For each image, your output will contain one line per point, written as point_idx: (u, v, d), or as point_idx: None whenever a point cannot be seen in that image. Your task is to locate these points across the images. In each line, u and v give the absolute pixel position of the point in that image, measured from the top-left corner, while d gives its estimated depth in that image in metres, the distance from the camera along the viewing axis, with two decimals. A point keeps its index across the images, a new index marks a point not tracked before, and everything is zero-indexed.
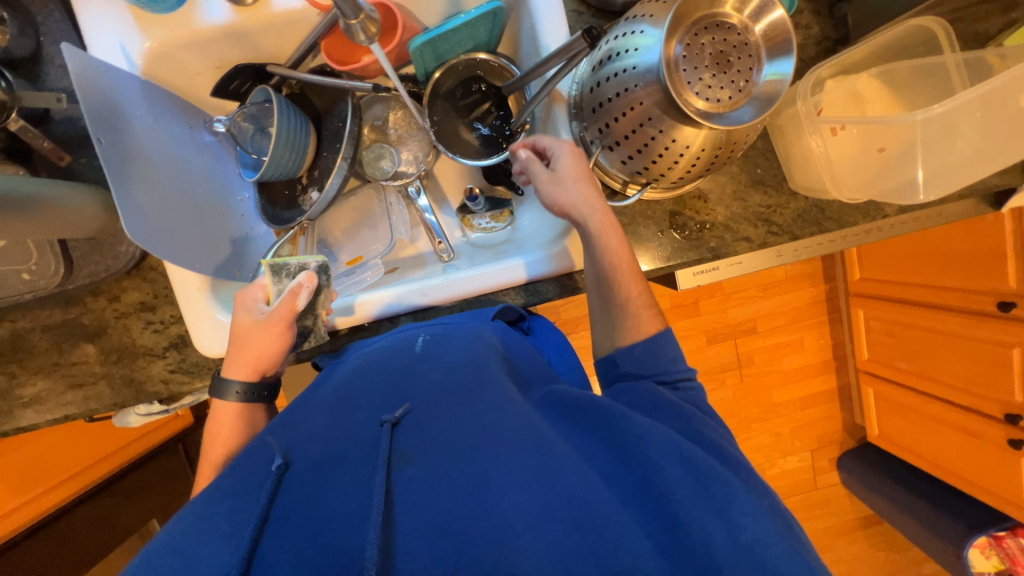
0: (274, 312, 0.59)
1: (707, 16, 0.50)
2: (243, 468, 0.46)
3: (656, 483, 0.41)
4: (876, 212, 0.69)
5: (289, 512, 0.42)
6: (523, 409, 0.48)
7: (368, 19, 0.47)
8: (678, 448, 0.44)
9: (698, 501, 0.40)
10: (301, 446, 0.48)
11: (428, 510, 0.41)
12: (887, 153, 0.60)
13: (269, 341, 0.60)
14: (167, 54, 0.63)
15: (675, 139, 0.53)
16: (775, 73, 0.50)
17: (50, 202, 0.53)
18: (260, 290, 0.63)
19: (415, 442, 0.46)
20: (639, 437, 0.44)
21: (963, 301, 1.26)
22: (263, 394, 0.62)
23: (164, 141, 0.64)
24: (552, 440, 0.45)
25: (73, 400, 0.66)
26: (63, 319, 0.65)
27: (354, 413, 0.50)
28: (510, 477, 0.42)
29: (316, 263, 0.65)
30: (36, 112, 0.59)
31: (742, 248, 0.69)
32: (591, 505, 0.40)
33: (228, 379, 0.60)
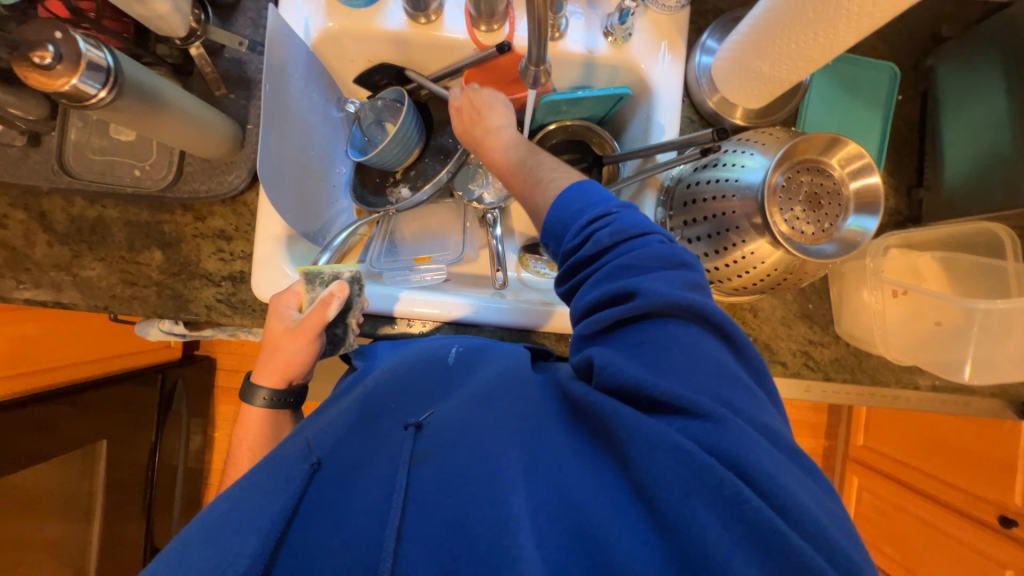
0: (304, 321, 0.59)
1: (811, 160, 0.56)
2: (275, 461, 0.47)
3: (653, 490, 0.35)
4: (908, 381, 0.72)
5: (318, 507, 0.44)
6: (532, 417, 0.46)
7: (541, 70, 0.58)
8: (663, 434, 0.36)
9: (689, 493, 0.34)
10: (334, 447, 0.49)
11: (437, 511, 0.40)
12: (943, 327, 0.65)
13: (297, 349, 0.61)
14: (339, 38, 0.71)
15: (753, 252, 0.57)
16: (858, 225, 0.55)
17: (190, 116, 0.58)
18: (294, 297, 0.63)
19: (433, 443, 0.46)
20: (626, 427, 0.38)
21: (966, 504, 1.22)
22: (288, 401, 0.65)
23: (304, 105, 0.71)
24: (557, 448, 0.42)
25: (120, 295, 0.68)
26: (147, 221, 0.69)
27: (381, 418, 0.52)
28: (512, 480, 0.40)
29: (350, 274, 0.63)
30: (214, 46, 0.67)
31: (776, 370, 0.71)
32: (589, 513, 0.36)
33: (257, 385, 0.63)
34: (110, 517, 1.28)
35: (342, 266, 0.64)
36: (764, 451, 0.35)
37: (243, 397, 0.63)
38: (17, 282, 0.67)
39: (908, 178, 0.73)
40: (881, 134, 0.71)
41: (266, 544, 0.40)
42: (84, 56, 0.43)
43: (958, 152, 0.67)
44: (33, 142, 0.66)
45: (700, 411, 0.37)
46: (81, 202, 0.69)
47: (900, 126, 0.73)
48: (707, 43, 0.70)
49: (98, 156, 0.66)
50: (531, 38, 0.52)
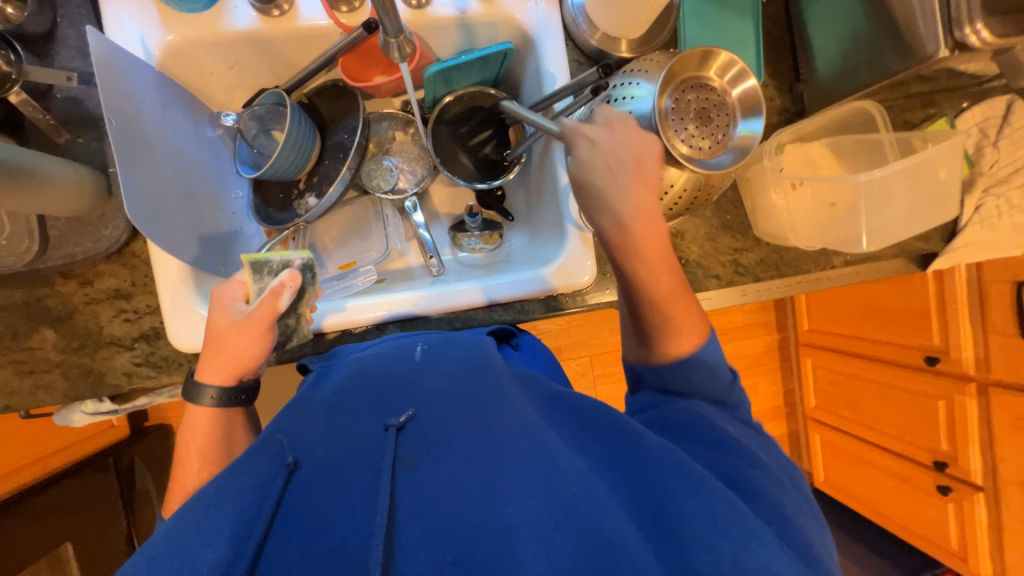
0: (253, 314, 0.57)
1: (692, 77, 0.57)
2: (251, 467, 0.44)
3: (659, 483, 0.41)
4: (825, 263, 0.78)
5: (294, 515, 0.40)
6: (528, 419, 0.48)
7: (403, 39, 0.56)
8: (680, 459, 0.43)
9: (686, 494, 0.41)
10: (312, 447, 0.46)
11: (433, 514, 0.39)
12: (837, 208, 0.70)
13: (247, 344, 0.57)
14: (187, 50, 0.64)
15: (662, 178, 0.59)
16: (748, 130, 0.58)
17: (32, 173, 0.51)
18: (239, 288, 0.60)
19: (419, 445, 0.44)
20: (643, 443, 0.45)
21: (900, 354, 1.38)
22: (240, 399, 0.59)
23: (170, 132, 0.64)
24: (556, 450, 0.44)
25: (21, 389, 0.61)
26: (24, 300, 0.61)
27: (359, 413, 0.49)
28: (515, 480, 0.41)
29: (301, 262, 0.63)
30: (39, 88, 0.58)
31: (712, 284, 0.76)
32: (595, 514, 0.39)
33: (203, 384, 0.57)
34: None
35: (290, 254, 0.64)
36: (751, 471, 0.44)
37: (186, 399, 0.57)
38: None
39: (787, 75, 0.77)
40: (755, 37, 0.74)
41: (243, 548, 0.38)
42: None
43: (823, 42, 0.71)
44: None
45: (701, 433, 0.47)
46: None
47: (771, 26, 0.76)
48: None
49: None
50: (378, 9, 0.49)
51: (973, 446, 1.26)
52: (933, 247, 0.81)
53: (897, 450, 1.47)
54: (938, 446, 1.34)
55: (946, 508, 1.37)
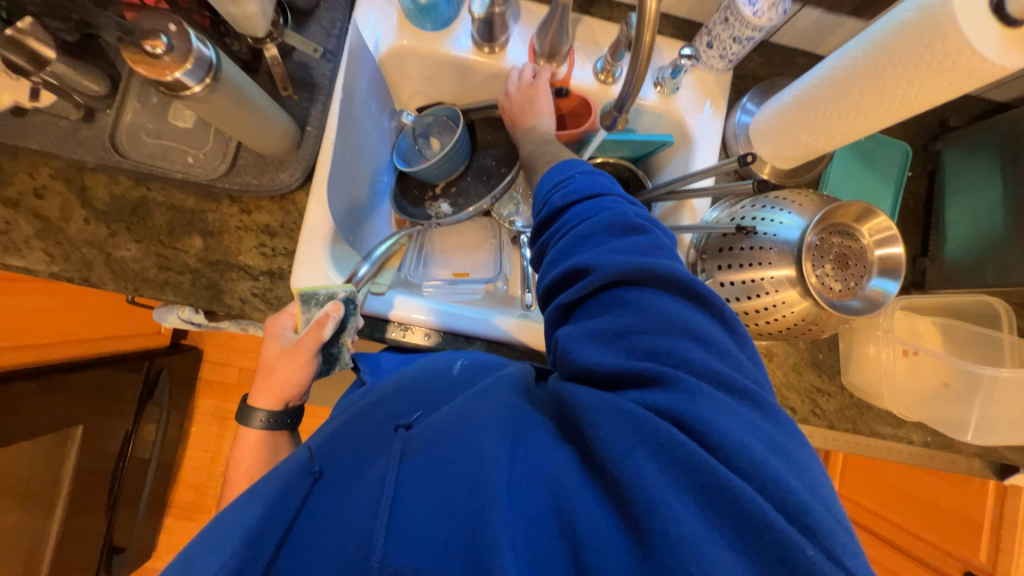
0: (299, 341, 0.60)
1: (843, 224, 0.61)
2: (278, 466, 0.47)
3: (608, 450, 0.38)
4: (904, 437, 0.77)
5: (311, 520, 0.43)
6: (497, 395, 0.47)
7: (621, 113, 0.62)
8: (613, 403, 0.40)
9: (635, 454, 0.37)
10: (332, 454, 0.49)
11: (418, 503, 0.40)
12: (951, 388, 0.71)
13: (294, 369, 0.61)
14: (405, 55, 0.74)
15: (785, 302, 0.61)
16: (881, 286, 0.60)
17: (260, 112, 0.59)
18: (290, 318, 0.64)
19: (421, 439, 0.46)
20: (584, 406, 0.41)
21: (934, 557, 1.28)
22: (285, 421, 0.64)
23: (361, 113, 0.74)
24: (525, 425, 0.44)
25: (152, 280, 0.67)
26: (191, 208, 0.69)
27: (379, 423, 0.52)
28: (483, 454, 0.40)
29: (344, 294, 0.64)
30: (285, 47, 0.68)
31: (785, 414, 0.75)
32: (557, 488, 0.39)
33: (255, 408, 0.62)
34: (72, 510, 1.20)
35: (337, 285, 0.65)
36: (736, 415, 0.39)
37: (239, 418, 0.63)
38: (45, 254, 0.66)
39: (914, 247, 0.79)
40: (892, 205, 0.78)
41: (267, 541, 0.41)
42: (193, 49, 0.44)
43: (959, 230, 0.74)
44: (87, 117, 0.66)
45: (670, 381, 0.40)
46: (126, 181, 0.68)
47: (909, 199, 0.80)
48: (748, 104, 0.75)
49: (153, 139, 0.67)
50: (626, 78, 0.54)
51: None
52: (1018, 460, 0.78)
53: None
54: None
55: None
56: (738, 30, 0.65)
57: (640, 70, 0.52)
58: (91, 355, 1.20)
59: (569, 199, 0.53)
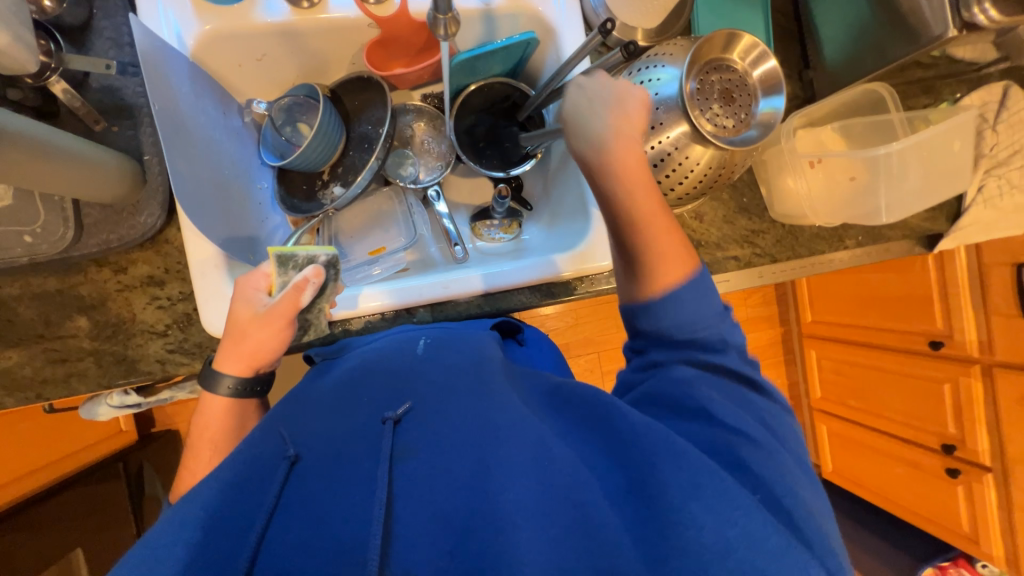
0: (276, 308, 0.56)
1: (715, 59, 0.60)
2: (251, 458, 0.43)
3: (645, 463, 0.41)
4: (839, 244, 0.81)
5: (293, 509, 0.40)
6: (524, 411, 0.47)
7: (451, 18, 0.52)
8: (667, 435, 0.43)
9: (684, 485, 0.40)
10: (312, 438, 0.45)
11: (429, 505, 0.40)
12: (857, 180, 0.75)
13: (269, 337, 0.57)
14: (219, 40, 0.66)
15: (688, 156, 0.61)
16: (770, 107, 0.60)
17: (70, 156, 0.51)
18: (262, 280, 0.59)
19: (417, 438, 0.44)
20: (627, 424, 0.44)
21: (902, 340, 1.41)
22: (254, 389, 0.58)
23: (201, 120, 0.66)
24: (551, 439, 0.45)
25: (52, 378, 0.61)
26: (58, 288, 0.61)
27: (358, 407, 0.48)
28: (510, 476, 0.41)
29: (326, 258, 0.62)
30: (76, 76, 0.59)
31: (730, 265, 0.78)
32: (584, 504, 0.40)
33: (221, 373, 0.56)
34: None
35: (315, 250, 0.62)
36: (775, 464, 0.43)
37: (202, 385, 0.57)
38: None
39: (796, 63, 0.80)
40: (766, 30, 0.77)
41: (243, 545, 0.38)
42: None
43: (831, 30, 0.74)
44: None
45: (705, 416, 0.45)
46: None
47: (779, 18, 0.80)
48: None
49: None
50: None
51: (981, 426, 1.29)
52: (938, 227, 0.84)
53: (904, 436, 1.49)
54: (946, 429, 1.37)
55: (956, 491, 1.40)
56: None
57: None
58: (55, 480, 1.12)
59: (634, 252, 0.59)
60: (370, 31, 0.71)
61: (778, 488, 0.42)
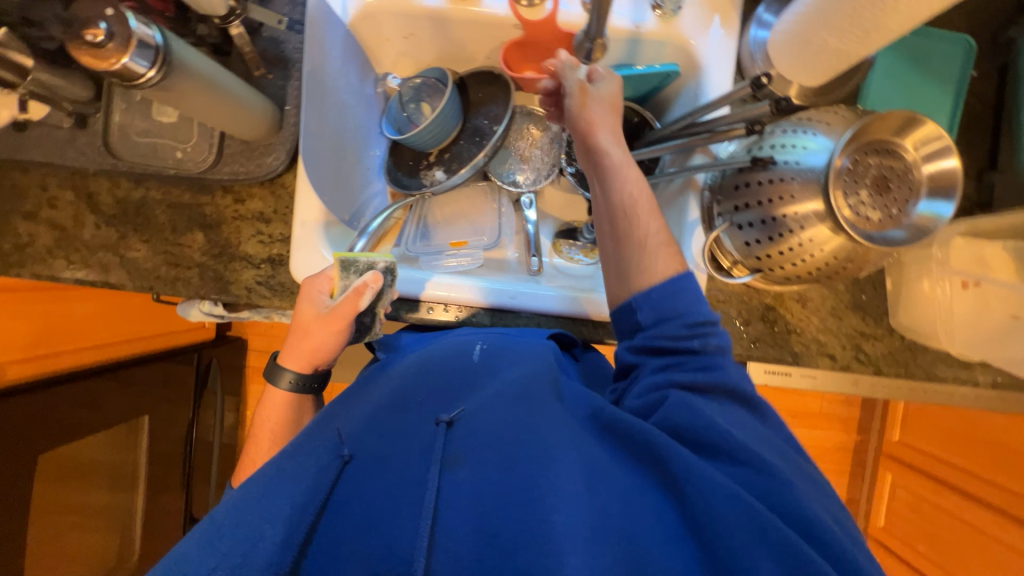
0: (336, 309, 0.59)
1: (882, 140, 0.51)
2: (305, 452, 0.47)
3: (696, 500, 0.41)
4: (966, 378, 0.68)
5: (348, 502, 0.44)
6: (572, 428, 0.48)
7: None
8: (723, 484, 0.41)
9: (744, 536, 0.39)
10: (363, 435, 0.49)
11: (476, 511, 0.42)
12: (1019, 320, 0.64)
13: (325, 337, 0.60)
14: (376, 14, 0.69)
15: (812, 239, 0.55)
16: (931, 210, 0.51)
17: (230, 96, 0.57)
18: (326, 283, 0.62)
19: (466, 445, 0.47)
20: (678, 464, 0.43)
21: (1009, 502, 1.18)
22: (312, 386, 0.64)
23: (341, 84, 0.71)
24: (600, 463, 0.45)
25: (164, 277, 0.70)
26: (189, 203, 0.70)
27: (409, 410, 0.51)
28: (560, 490, 0.42)
29: (384, 264, 0.61)
30: (252, 24, 0.65)
31: (823, 363, 0.69)
32: (635, 535, 0.40)
33: (283, 367, 0.62)
34: (151, 488, 1.33)
35: (376, 255, 0.62)
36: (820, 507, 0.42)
37: (267, 376, 0.63)
38: (66, 261, 0.70)
39: (979, 160, 0.67)
40: (952, 109, 0.66)
41: (291, 541, 0.41)
42: (136, 32, 0.42)
43: None
44: (79, 124, 0.67)
45: (756, 463, 0.43)
46: (127, 183, 0.70)
47: (972, 104, 0.68)
48: (765, 16, 0.65)
49: (141, 137, 0.67)
50: None
51: None
52: None
53: None
54: None
55: None
56: None
57: None
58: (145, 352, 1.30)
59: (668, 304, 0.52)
60: (514, 29, 0.71)
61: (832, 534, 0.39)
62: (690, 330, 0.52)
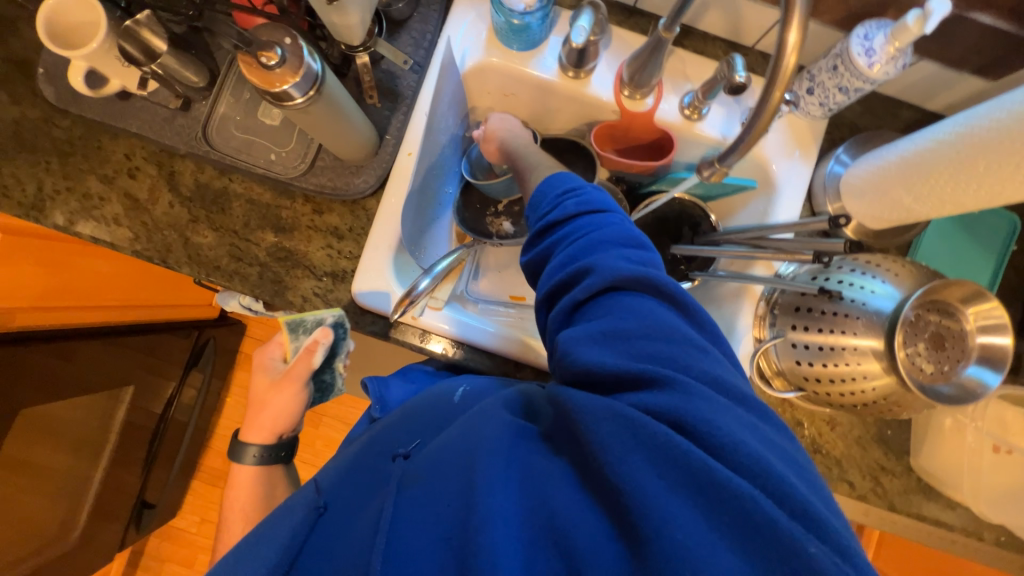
0: (291, 369, 0.66)
1: (943, 302, 0.56)
2: (283, 504, 0.50)
3: (603, 451, 0.37)
4: (974, 532, 0.70)
5: (317, 546, 0.46)
6: (502, 415, 0.44)
7: (719, 169, 0.58)
8: (609, 410, 0.37)
9: (664, 501, 0.34)
10: (336, 488, 0.51)
11: (421, 527, 0.40)
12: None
13: (286, 400, 0.66)
14: (488, 72, 0.73)
15: (866, 377, 0.57)
16: (977, 376, 0.55)
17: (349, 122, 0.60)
18: (277, 349, 0.71)
19: (419, 466, 0.45)
20: (573, 410, 0.39)
21: None
22: (279, 455, 0.68)
23: (440, 125, 0.74)
24: (534, 455, 0.41)
25: (223, 268, 0.70)
26: (267, 202, 0.71)
27: (385, 451, 0.53)
28: (487, 479, 0.38)
29: (332, 318, 0.65)
30: (375, 56, 0.69)
31: (842, 489, 0.71)
32: (562, 524, 0.36)
33: (247, 443, 0.66)
34: (114, 464, 1.25)
35: (325, 310, 0.66)
36: (720, 407, 0.37)
37: (233, 455, 0.66)
38: (130, 233, 0.69)
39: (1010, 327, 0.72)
40: (991, 276, 0.72)
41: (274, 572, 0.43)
42: (305, 65, 0.45)
43: None
44: (183, 106, 0.69)
45: (665, 383, 0.38)
46: (211, 170, 0.71)
47: (1011, 275, 0.73)
48: (843, 155, 0.70)
49: (240, 133, 0.69)
50: (743, 132, 0.50)
51: None
52: None
53: None
54: None
55: None
56: (846, 80, 0.61)
57: (760, 127, 0.48)
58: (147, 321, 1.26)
59: (581, 208, 0.49)
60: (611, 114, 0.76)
61: (767, 468, 0.34)
62: (553, 204, 0.51)
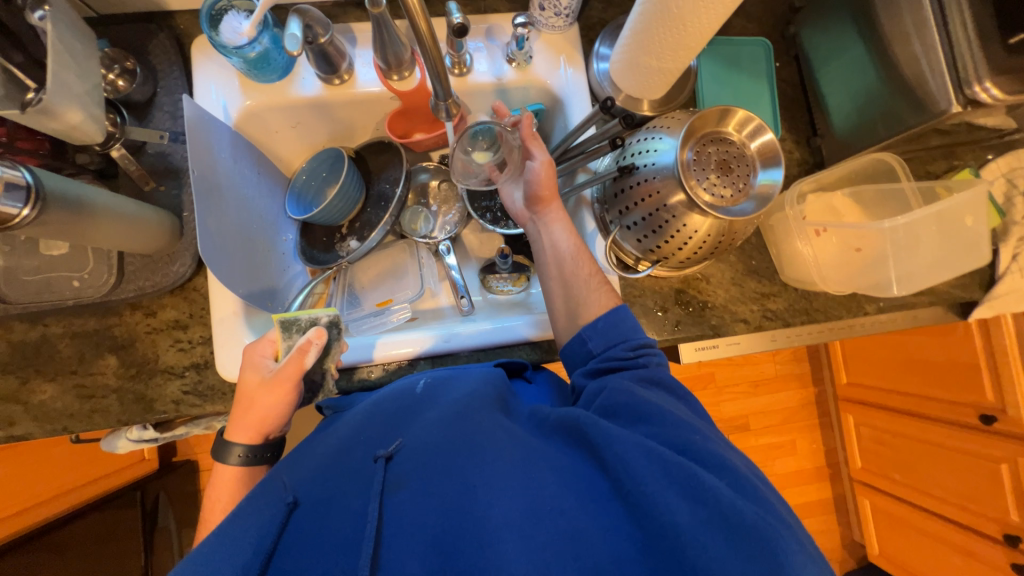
0: (282, 371, 0.58)
1: (713, 132, 0.62)
2: (253, 504, 0.49)
3: (616, 466, 0.46)
4: (858, 310, 0.78)
5: (291, 539, 0.46)
6: (511, 437, 0.52)
7: (451, 103, 0.60)
8: (645, 447, 0.46)
9: (668, 490, 0.43)
10: (307, 483, 0.51)
11: (418, 526, 0.45)
12: (862, 252, 0.72)
13: (274, 402, 0.59)
14: (258, 113, 0.73)
15: (686, 224, 0.62)
16: (768, 178, 0.61)
17: (117, 215, 0.58)
18: (269, 346, 0.63)
19: (405, 471, 0.50)
20: (607, 443, 0.47)
21: (949, 412, 1.30)
22: (265, 455, 0.61)
23: (237, 180, 0.71)
24: (542, 464, 0.48)
25: (79, 412, 0.65)
26: (95, 328, 0.67)
27: (352, 450, 0.54)
28: (493, 489, 0.46)
29: (327, 318, 0.65)
30: (135, 144, 0.67)
31: (740, 328, 0.76)
32: (569, 516, 0.44)
33: (232, 442, 0.59)
34: None
35: (319, 311, 0.66)
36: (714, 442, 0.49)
37: (215, 455, 0.59)
38: None
39: (804, 130, 0.82)
40: (770, 94, 0.79)
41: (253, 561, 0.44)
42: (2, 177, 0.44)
43: (836, 101, 0.76)
44: None
45: (679, 426, 0.49)
46: (20, 324, 0.66)
47: (785, 88, 0.82)
48: (602, 48, 0.75)
49: (31, 275, 0.64)
50: (431, 76, 0.53)
51: None
52: (971, 294, 0.80)
53: (955, 518, 1.33)
54: (1006, 516, 1.21)
55: None
56: None
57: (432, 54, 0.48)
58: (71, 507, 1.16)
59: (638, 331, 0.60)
60: (393, 101, 0.78)
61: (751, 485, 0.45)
62: (634, 353, 0.58)
